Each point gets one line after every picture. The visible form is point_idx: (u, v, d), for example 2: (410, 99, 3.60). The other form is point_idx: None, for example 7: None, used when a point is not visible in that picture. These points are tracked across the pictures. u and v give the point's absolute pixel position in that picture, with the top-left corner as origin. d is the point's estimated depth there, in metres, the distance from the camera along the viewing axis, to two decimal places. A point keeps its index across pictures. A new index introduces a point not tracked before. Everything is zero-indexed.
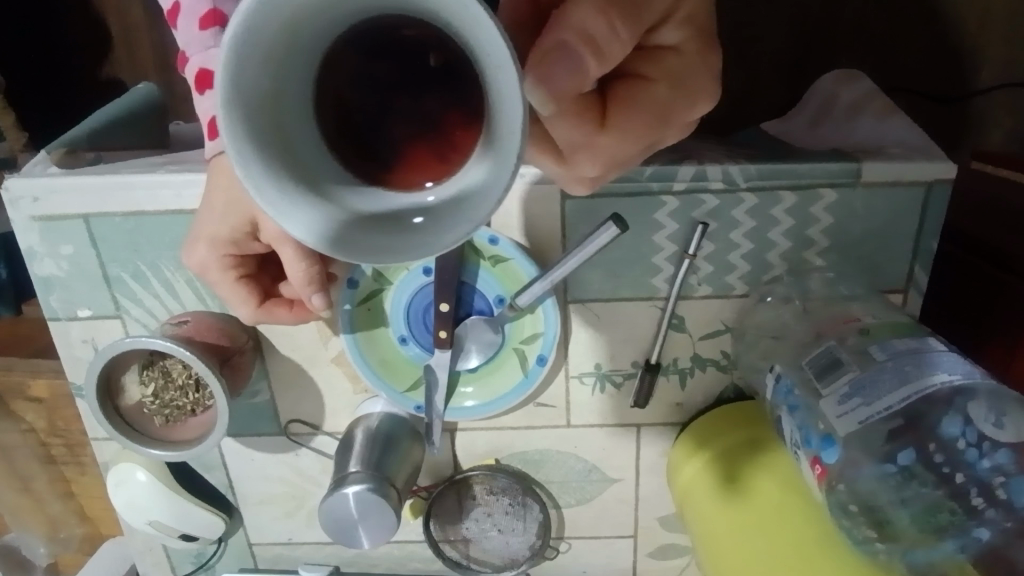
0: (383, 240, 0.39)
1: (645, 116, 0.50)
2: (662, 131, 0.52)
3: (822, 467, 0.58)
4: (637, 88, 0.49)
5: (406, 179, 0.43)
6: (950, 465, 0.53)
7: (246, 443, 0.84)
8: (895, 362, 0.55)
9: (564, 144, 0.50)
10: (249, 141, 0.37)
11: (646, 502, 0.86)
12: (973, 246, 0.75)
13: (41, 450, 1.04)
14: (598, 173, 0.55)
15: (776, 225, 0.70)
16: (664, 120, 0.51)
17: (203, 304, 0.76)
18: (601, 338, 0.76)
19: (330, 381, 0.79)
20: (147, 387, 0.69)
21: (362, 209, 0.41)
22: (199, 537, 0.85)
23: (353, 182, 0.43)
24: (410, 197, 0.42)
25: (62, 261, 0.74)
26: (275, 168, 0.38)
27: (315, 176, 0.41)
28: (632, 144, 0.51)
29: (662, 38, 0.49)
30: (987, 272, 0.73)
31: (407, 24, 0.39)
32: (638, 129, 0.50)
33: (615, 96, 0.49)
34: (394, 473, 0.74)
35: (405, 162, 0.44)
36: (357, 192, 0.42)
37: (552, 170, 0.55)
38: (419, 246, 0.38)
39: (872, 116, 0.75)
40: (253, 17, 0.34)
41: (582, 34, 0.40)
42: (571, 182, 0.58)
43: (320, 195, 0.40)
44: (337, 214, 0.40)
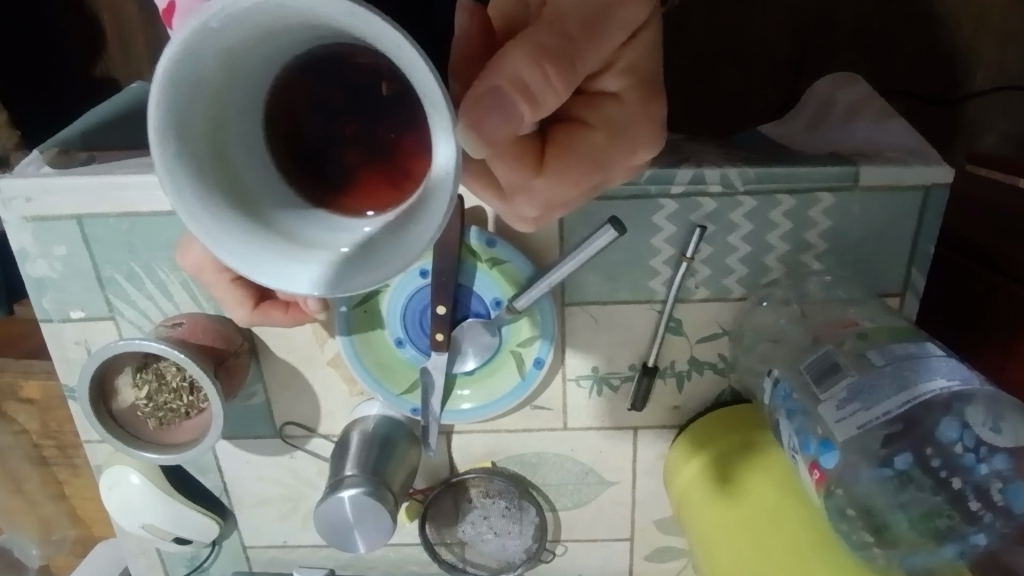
0: (315, 270, 0.42)
1: (581, 163, 0.51)
2: (605, 174, 0.54)
3: (821, 472, 0.58)
4: (577, 133, 0.51)
5: (353, 206, 0.46)
6: (948, 469, 0.53)
7: (241, 445, 0.83)
8: (894, 367, 0.55)
9: (502, 184, 0.52)
10: (189, 166, 0.39)
11: (642, 504, 0.86)
12: (966, 249, 0.76)
13: (34, 451, 1.03)
14: (538, 214, 0.56)
15: (774, 228, 0.70)
16: (602, 166, 0.53)
17: (198, 305, 0.75)
18: (599, 340, 0.76)
19: (326, 383, 0.79)
20: (141, 389, 0.69)
21: (302, 232, 0.44)
22: (193, 541, 0.85)
23: (298, 205, 0.45)
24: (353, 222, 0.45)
25: (56, 262, 0.74)
26: (217, 193, 0.41)
27: (261, 200, 0.44)
28: (569, 190, 0.53)
29: (604, 85, 0.51)
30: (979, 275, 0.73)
31: (358, 53, 0.41)
32: (575, 175, 0.52)
33: (553, 141, 0.51)
34: (390, 477, 0.73)
35: (352, 185, 0.47)
36: (302, 217, 0.45)
37: (496, 206, 0.57)
38: (346, 279, 0.41)
39: (870, 119, 0.75)
40: (187, 48, 0.36)
41: (514, 81, 0.41)
42: (514, 221, 0.59)
43: (257, 220, 0.43)
44: (271, 238, 0.42)
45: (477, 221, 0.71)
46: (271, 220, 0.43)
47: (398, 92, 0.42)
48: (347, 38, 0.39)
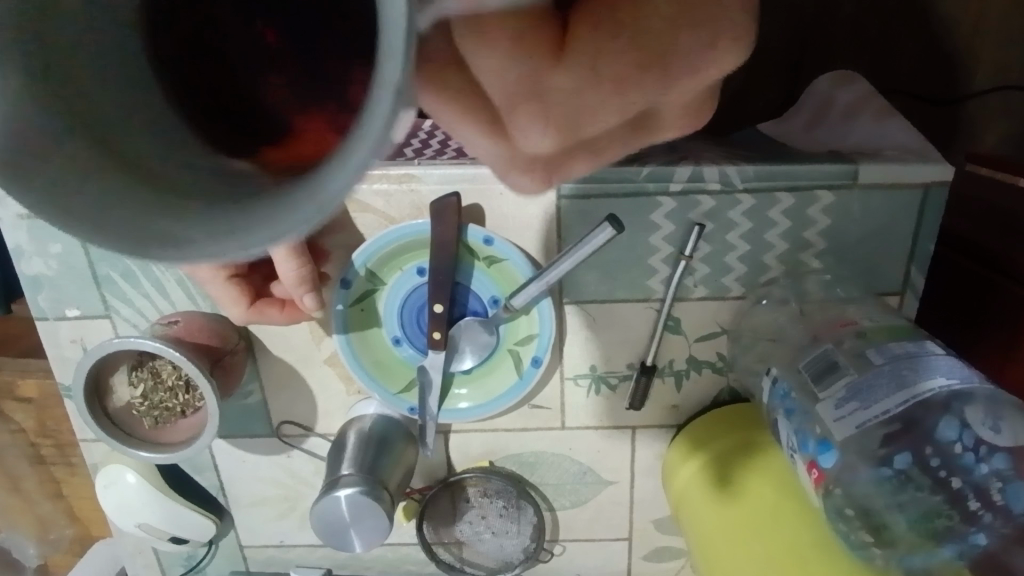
0: (167, 226, 0.30)
1: (642, 51, 0.30)
2: (674, 86, 0.32)
3: (819, 472, 0.58)
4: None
5: (267, 159, 0.36)
6: (946, 469, 0.52)
7: (238, 445, 0.83)
8: (892, 366, 0.55)
9: (500, 96, 0.32)
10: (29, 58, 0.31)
11: (641, 504, 0.85)
12: (966, 248, 0.76)
13: (31, 450, 1.03)
14: (552, 147, 0.33)
15: (772, 227, 0.69)
16: (671, 61, 0.31)
17: (194, 303, 0.75)
18: (597, 339, 0.75)
19: (323, 382, 0.78)
20: (136, 388, 0.69)
21: (165, 176, 0.33)
22: (190, 540, 0.84)
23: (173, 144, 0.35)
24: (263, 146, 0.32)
25: (52, 260, 0.73)
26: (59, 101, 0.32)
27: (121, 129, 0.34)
28: (612, 106, 0.32)
29: None
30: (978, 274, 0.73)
31: None
32: (627, 72, 0.31)
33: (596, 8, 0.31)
34: (387, 476, 0.73)
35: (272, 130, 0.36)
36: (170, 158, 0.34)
37: (488, 148, 0.35)
38: (220, 236, 0.30)
39: (870, 117, 0.75)
40: None
41: None
42: (517, 175, 0.36)
43: (103, 145, 0.32)
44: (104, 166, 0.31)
45: (476, 220, 0.70)
46: (125, 151, 0.33)
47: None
48: None
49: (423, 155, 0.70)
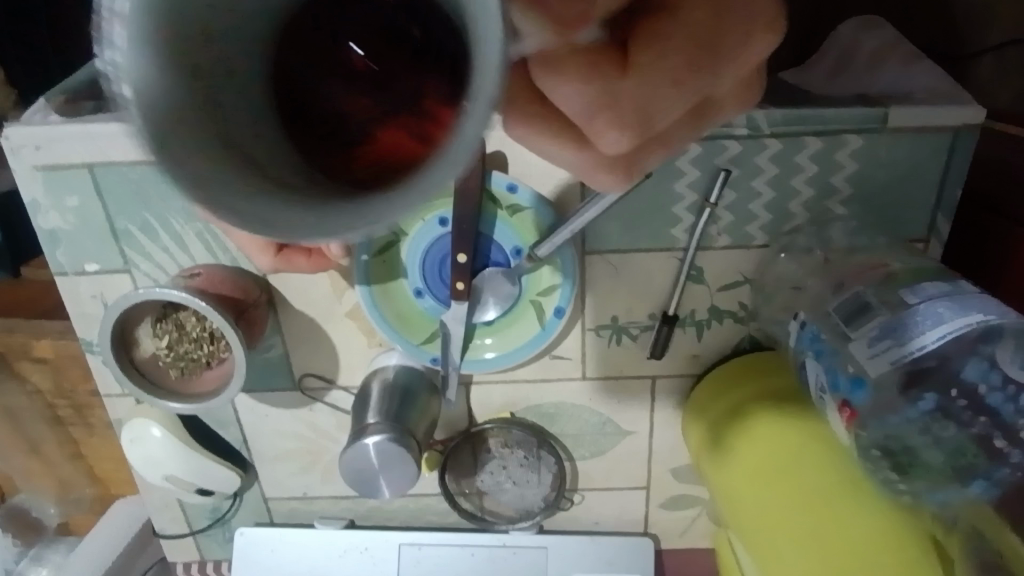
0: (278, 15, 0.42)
1: (678, 53, 0.37)
2: (713, 70, 0.38)
3: (852, 411, 0.57)
4: (660, 30, 0.37)
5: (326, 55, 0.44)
6: (973, 409, 0.53)
7: (260, 399, 0.83)
8: (926, 305, 0.55)
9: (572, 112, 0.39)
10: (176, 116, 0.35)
11: (659, 454, 0.87)
12: (971, 194, 0.77)
13: (48, 412, 1.03)
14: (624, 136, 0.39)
15: (799, 172, 0.68)
16: (707, 54, 0.38)
17: (213, 256, 0.75)
18: (619, 290, 0.75)
19: (344, 335, 0.79)
20: (161, 339, 0.68)
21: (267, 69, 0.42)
22: (215, 492, 0.86)
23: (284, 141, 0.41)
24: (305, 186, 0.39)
25: (69, 214, 0.72)
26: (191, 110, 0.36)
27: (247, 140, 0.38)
28: (669, 85, 0.37)
29: None
30: (985, 219, 0.75)
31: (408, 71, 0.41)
32: (675, 67, 0.37)
33: (636, 39, 0.37)
34: (413, 424, 0.74)
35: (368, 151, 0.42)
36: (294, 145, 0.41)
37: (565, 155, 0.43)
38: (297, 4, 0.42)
39: (897, 62, 0.74)
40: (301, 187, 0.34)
41: None
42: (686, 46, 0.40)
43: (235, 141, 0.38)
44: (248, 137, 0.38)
45: (499, 167, 0.69)
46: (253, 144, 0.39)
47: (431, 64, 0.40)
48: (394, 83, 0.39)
49: None
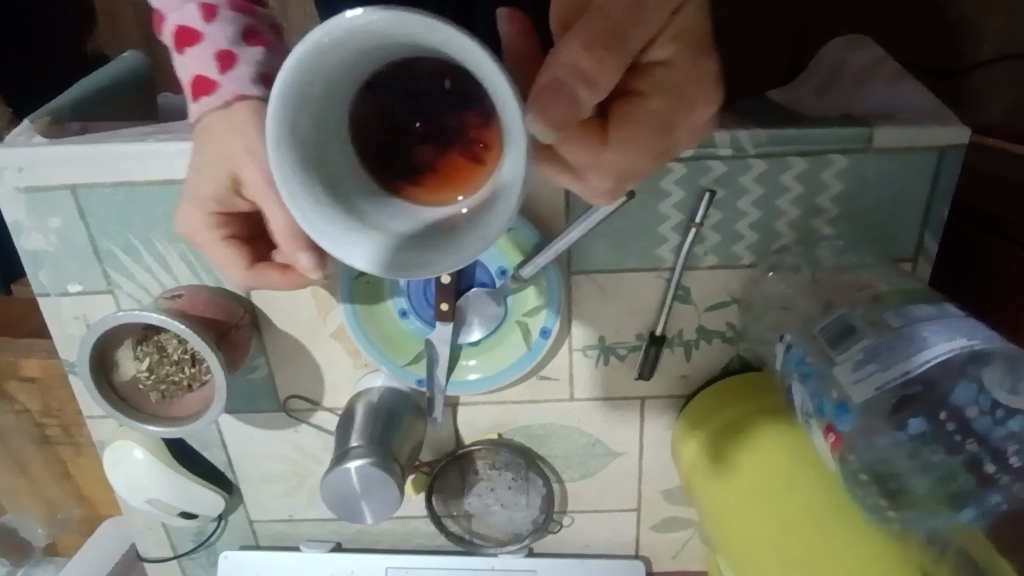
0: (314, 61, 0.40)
1: (645, 130, 0.49)
2: (670, 139, 0.52)
3: (836, 435, 0.57)
4: (634, 105, 0.49)
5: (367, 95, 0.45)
6: (962, 433, 0.52)
7: (245, 420, 0.82)
8: (912, 328, 0.54)
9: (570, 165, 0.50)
10: (314, 200, 0.44)
11: (649, 475, 0.85)
12: (964, 211, 0.77)
13: (37, 432, 1.02)
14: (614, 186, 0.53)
15: (785, 192, 0.68)
16: (666, 131, 0.51)
17: (197, 277, 0.74)
18: (607, 310, 0.75)
19: (329, 356, 0.78)
20: (142, 362, 0.68)
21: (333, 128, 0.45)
22: (198, 516, 0.84)
23: (377, 195, 0.48)
24: (387, 212, 0.47)
25: (51, 235, 0.72)
26: (323, 195, 0.45)
27: (360, 204, 0.47)
28: (639, 157, 0.51)
29: (653, 55, 0.48)
30: (977, 236, 0.74)
31: (422, 59, 0.43)
32: (643, 142, 0.50)
33: (615, 115, 0.49)
34: (397, 448, 0.73)
35: (431, 169, 0.49)
36: (379, 204, 0.48)
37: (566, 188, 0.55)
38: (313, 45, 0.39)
39: (883, 81, 0.74)
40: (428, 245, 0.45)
41: (574, 70, 0.41)
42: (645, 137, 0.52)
43: (362, 222, 0.46)
44: (375, 236, 0.46)
45: None
46: (363, 214, 0.47)
47: (464, 93, 0.44)
48: (421, 52, 0.42)
49: None
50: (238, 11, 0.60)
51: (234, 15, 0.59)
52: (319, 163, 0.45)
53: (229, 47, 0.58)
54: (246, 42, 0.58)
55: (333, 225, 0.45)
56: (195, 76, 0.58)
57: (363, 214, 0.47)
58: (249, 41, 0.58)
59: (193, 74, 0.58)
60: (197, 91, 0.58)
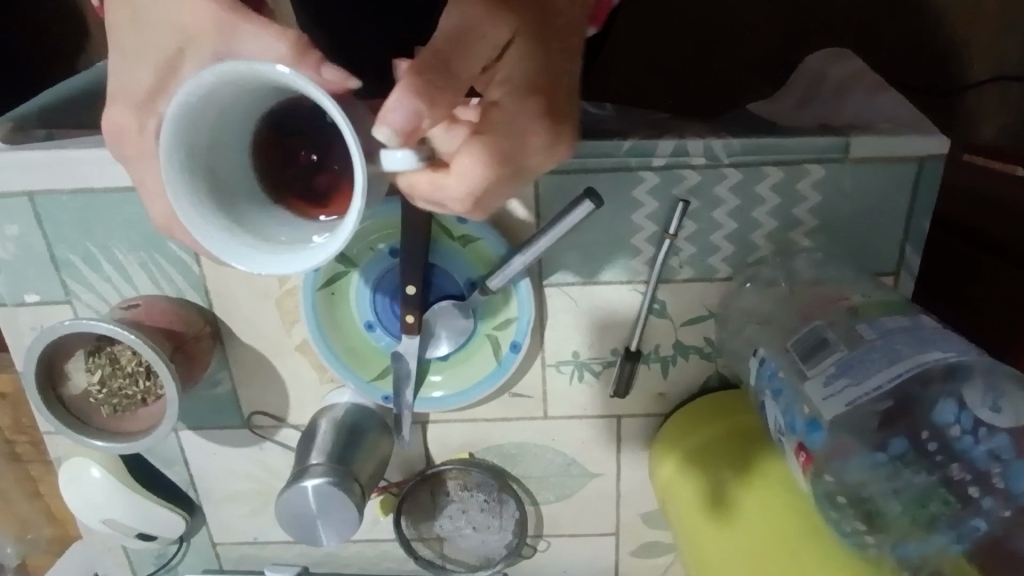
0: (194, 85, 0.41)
1: None
2: None
3: (807, 454, 0.55)
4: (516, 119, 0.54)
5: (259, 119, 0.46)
6: (944, 453, 0.50)
7: (208, 437, 0.80)
8: (886, 340, 0.52)
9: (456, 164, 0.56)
10: (198, 205, 0.44)
11: (628, 497, 0.82)
12: (950, 226, 0.75)
13: (5, 448, 0.99)
14: None
15: (761, 203, 0.66)
16: None
17: (158, 287, 0.72)
18: (580, 324, 0.72)
19: (294, 371, 0.75)
20: (93, 374, 0.65)
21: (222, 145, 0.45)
22: (158, 537, 0.81)
23: (270, 210, 0.48)
24: (265, 225, 0.46)
25: (9, 243, 0.70)
26: (209, 203, 0.44)
27: (248, 216, 0.46)
28: None
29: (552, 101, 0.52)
30: (964, 251, 0.72)
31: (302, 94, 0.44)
32: None
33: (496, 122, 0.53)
34: (359, 466, 0.69)
35: (325, 197, 0.49)
36: (270, 218, 0.47)
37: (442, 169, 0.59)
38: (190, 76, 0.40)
39: (863, 93, 0.72)
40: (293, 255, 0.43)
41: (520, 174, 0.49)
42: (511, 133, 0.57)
43: (247, 230, 0.45)
44: (254, 242, 0.45)
45: None
46: (249, 224, 0.46)
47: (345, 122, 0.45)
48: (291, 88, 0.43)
49: None
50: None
51: None
52: (208, 160, 0.45)
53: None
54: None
55: (203, 218, 0.44)
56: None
57: (240, 216, 0.46)
58: None
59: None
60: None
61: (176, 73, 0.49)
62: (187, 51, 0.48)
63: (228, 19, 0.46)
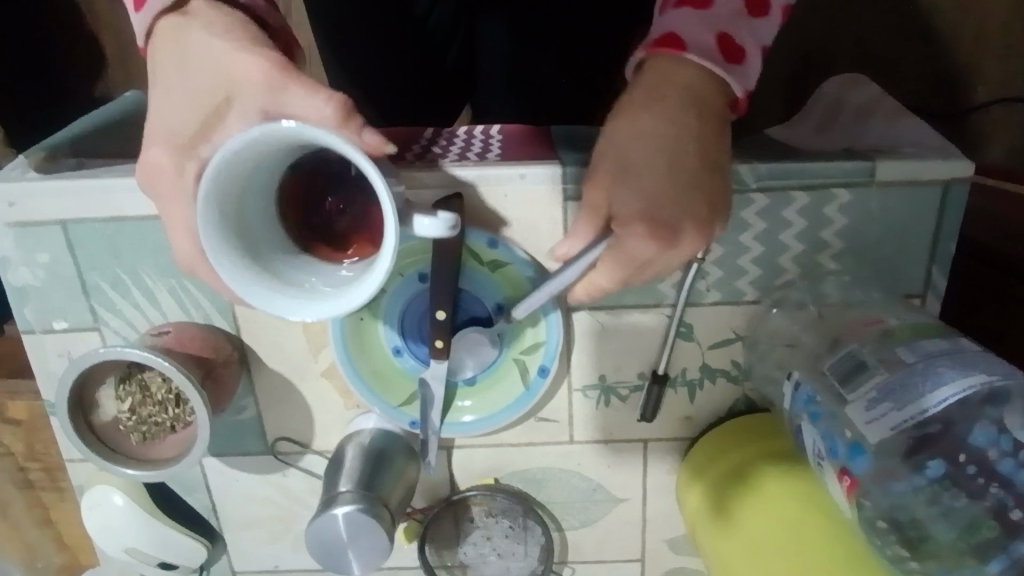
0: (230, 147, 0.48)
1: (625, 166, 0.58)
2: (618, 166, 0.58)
3: (852, 479, 0.53)
4: None
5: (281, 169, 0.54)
6: (984, 476, 0.50)
7: (231, 463, 0.79)
8: (927, 364, 0.52)
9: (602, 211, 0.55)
10: (226, 248, 0.51)
11: (653, 523, 0.81)
12: (979, 252, 0.73)
13: (18, 475, 0.98)
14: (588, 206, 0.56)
15: (788, 227, 0.67)
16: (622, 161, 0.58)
17: (186, 313, 0.72)
18: (608, 348, 0.72)
19: (320, 397, 0.75)
20: (124, 402, 0.65)
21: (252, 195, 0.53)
22: (178, 566, 0.80)
23: (290, 252, 0.56)
24: (288, 271, 0.55)
25: (38, 270, 0.70)
26: (235, 246, 0.52)
27: (270, 257, 0.55)
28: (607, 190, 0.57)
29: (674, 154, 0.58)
30: (988, 273, 0.73)
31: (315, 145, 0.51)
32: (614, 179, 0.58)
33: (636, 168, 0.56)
34: (387, 493, 0.69)
35: (340, 240, 0.58)
36: (291, 261, 0.56)
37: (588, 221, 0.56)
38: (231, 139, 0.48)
39: (883, 117, 0.73)
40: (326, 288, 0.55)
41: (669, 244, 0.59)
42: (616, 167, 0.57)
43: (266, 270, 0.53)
44: (275, 280, 0.53)
45: (480, 222, 0.67)
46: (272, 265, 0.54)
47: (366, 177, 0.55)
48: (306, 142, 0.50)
49: (425, 159, 0.68)
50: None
51: None
52: (234, 215, 0.52)
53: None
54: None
55: (236, 269, 0.52)
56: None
57: (266, 263, 0.54)
58: None
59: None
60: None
61: (218, 121, 0.51)
62: (233, 101, 0.51)
63: (279, 79, 0.49)
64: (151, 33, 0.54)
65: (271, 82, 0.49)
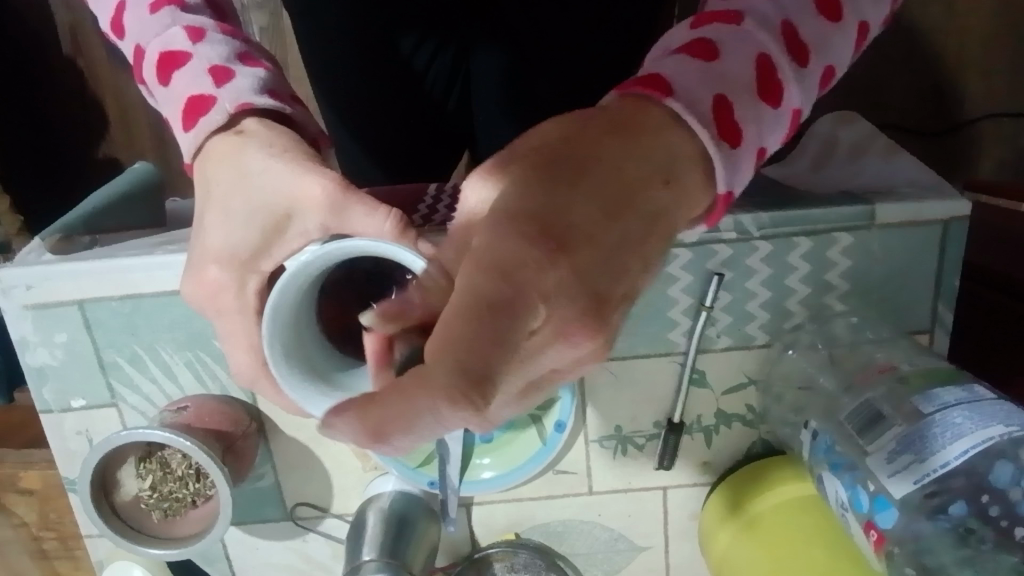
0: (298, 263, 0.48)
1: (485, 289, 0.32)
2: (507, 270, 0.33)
3: (879, 533, 0.55)
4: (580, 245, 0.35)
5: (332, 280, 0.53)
6: (1009, 518, 0.50)
7: (250, 531, 0.79)
8: (943, 414, 0.53)
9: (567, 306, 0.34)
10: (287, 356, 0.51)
11: (678, 568, 0.81)
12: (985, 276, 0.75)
13: (34, 545, 0.97)
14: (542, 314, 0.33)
15: (793, 271, 0.68)
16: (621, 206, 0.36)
17: (203, 385, 0.73)
18: (623, 398, 0.73)
19: (339, 459, 0.75)
20: (145, 480, 0.66)
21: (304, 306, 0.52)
22: None
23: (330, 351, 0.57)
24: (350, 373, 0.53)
25: (56, 349, 0.71)
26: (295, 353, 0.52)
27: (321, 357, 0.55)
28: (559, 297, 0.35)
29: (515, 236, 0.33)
30: (990, 298, 0.74)
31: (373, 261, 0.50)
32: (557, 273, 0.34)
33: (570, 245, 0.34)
34: (411, 559, 0.70)
35: None
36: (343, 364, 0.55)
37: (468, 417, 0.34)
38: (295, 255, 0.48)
39: (877, 155, 0.75)
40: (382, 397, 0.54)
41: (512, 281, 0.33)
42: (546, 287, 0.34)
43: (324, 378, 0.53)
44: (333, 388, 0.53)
45: None
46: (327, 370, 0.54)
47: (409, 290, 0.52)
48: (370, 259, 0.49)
49: (430, 222, 0.67)
50: (228, 34, 0.53)
51: (224, 37, 0.52)
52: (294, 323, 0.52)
53: (224, 63, 0.50)
54: (241, 61, 0.51)
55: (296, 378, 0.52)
56: (189, 97, 0.49)
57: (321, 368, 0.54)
58: (246, 61, 0.51)
59: (183, 96, 0.50)
60: (191, 114, 0.49)
61: (278, 236, 0.48)
62: (294, 217, 0.47)
63: (341, 196, 0.46)
64: (203, 151, 0.50)
65: (333, 200, 0.46)
